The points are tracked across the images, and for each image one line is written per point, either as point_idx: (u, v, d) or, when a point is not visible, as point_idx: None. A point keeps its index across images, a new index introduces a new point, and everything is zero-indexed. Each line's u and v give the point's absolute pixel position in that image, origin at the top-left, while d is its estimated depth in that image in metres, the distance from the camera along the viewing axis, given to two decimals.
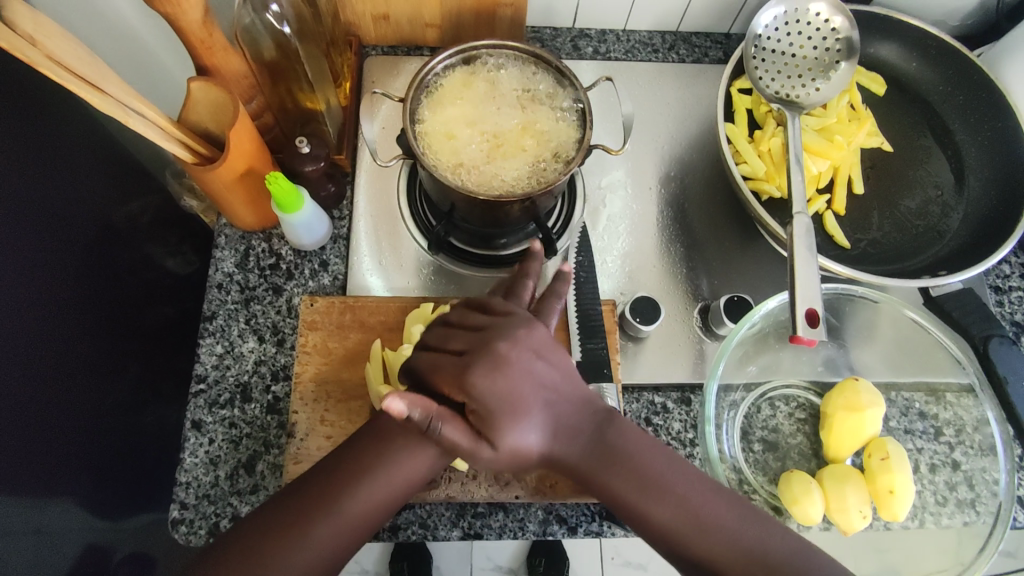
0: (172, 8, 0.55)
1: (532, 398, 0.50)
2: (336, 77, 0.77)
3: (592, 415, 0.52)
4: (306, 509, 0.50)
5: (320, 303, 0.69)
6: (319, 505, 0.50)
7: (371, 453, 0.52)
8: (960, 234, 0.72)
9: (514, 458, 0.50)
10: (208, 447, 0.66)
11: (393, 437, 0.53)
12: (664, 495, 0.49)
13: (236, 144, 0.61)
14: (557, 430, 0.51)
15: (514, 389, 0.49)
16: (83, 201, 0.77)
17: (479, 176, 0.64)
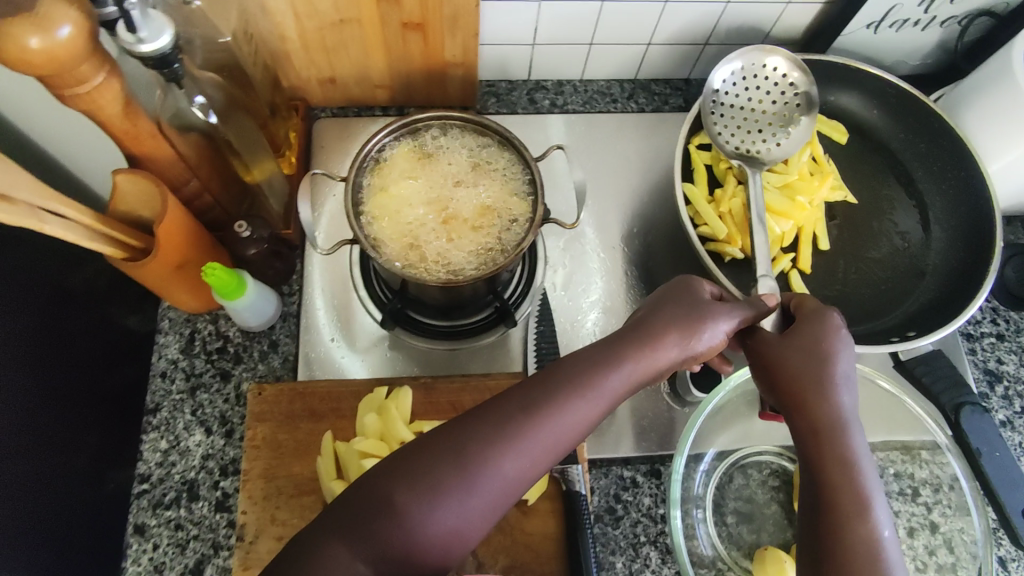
0: (86, 105, 0.51)
1: (823, 375, 0.47)
2: (279, 148, 0.74)
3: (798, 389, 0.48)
4: (530, 411, 0.43)
5: (268, 392, 0.65)
6: (538, 407, 0.43)
7: (580, 365, 0.46)
8: (928, 289, 0.70)
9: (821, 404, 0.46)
10: (153, 553, 0.63)
11: (601, 352, 0.47)
12: (854, 517, 0.42)
13: (166, 237, 0.57)
14: (825, 417, 0.46)
15: (815, 353, 0.49)
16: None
17: (427, 257, 0.61)
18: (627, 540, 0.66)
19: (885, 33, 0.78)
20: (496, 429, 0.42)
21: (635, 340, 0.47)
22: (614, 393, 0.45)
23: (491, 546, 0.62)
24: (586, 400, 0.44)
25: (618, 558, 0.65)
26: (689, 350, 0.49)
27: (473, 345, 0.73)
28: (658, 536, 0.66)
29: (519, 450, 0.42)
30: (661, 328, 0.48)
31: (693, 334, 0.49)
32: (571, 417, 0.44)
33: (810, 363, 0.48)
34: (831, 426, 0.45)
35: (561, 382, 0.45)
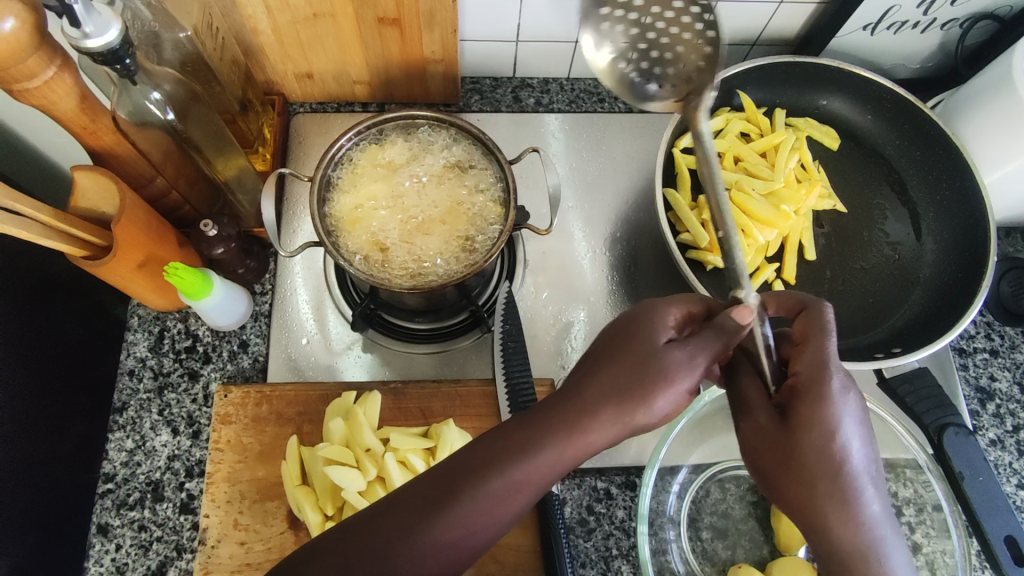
0: (38, 100, 0.50)
1: (839, 492, 0.39)
2: (252, 144, 0.72)
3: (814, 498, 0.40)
4: (435, 495, 0.39)
5: (234, 394, 0.64)
6: (453, 490, 0.39)
7: (519, 438, 0.40)
8: (918, 303, 0.68)
9: (845, 524, 0.39)
10: (115, 554, 0.62)
11: (542, 422, 0.40)
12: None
13: (126, 236, 0.56)
14: (847, 542, 0.39)
15: (828, 446, 0.40)
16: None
17: (393, 262, 0.60)
18: (598, 553, 0.64)
19: (883, 35, 0.75)
20: (405, 517, 0.39)
21: (572, 408, 0.41)
22: (558, 464, 0.40)
23: None
24: (517, 476, 0.39)
25: (589, 571, 0.64)
26: (655, 414, 0.41)
27: (450, 348, 0.71)
28: (630, 549, 0.65)
29: (438, 532, 0.38)
30: (606, 389, 0.41)
31: (638, 402, 0.40)
32: (500, 491, 0.39)
33: (825, 477, 0.39)
34: (865, 558, 0.38)
35: (467, 464, 0.40)
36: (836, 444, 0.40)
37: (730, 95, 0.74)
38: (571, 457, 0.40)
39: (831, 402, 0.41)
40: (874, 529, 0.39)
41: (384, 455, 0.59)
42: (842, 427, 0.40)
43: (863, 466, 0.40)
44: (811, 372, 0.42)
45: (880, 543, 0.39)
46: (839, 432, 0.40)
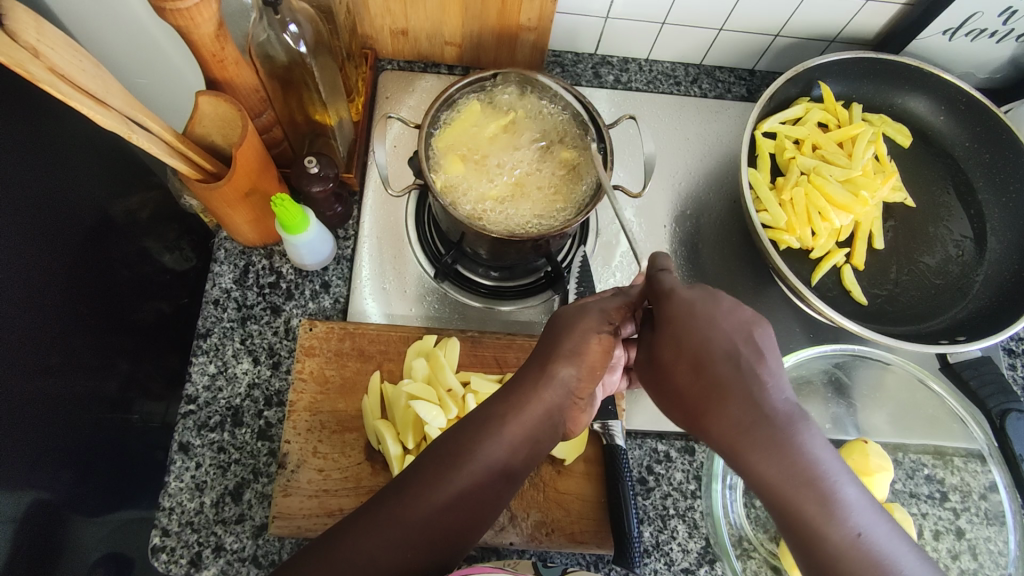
0: (182, 23, 0.51)
1: (724, 378, 0.42)
2: (349, 92, 0.75)
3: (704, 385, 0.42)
4: (448, 453, 0.46)
5: (319, 328, 0.67)
6: (458, 448, 0.46)
7: (488, 409, 0.48)
8: (980, 298, 0.70)
9: (729, 399, 0.41)
10: (195, 472, 0.64)
11: (502, 398, 0.48)
12: (826, 536, 0.37)
13: (242, 162, 0.58)
14: (749, 407, 0.40)
15: (703, 330, 0.44)
16: (78, 188, 0.72)
17: (493, 212, 0.65)
18: (656, 511, 0.66)
19: (960, 41, 0.78)
20: (425, 478, 0.45)
21: (531, 371, 0.49)
22: (537, 410, 0.47)
23: (524, 500, 0.63)
24: (506, 426, 0.47)
25: (646, 527, 0.66)
26: (595, 363, 0.49)
27: (517, 306, 0.74)
28: (687, 511, 0.67)
29: (461, 476, 0.45)
30: (554, 346, 0.49)
31: (553, 362, 0.48)
32: (498, 441, 0.46)
33: (703, 371, 0.43)
34: (751, 436, 0.39)
35: (462, 428, 0.47)
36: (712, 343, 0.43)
37: (811, 85, 0.76)
38: (546, 402, 0.48)
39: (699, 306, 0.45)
40: (769, 404, 0.40)
41: (466, 396, 0.63)
42: (715, 317, 0.45)
43: (746, 351, 0.43)
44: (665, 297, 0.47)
45: (780, 421, 0.39)
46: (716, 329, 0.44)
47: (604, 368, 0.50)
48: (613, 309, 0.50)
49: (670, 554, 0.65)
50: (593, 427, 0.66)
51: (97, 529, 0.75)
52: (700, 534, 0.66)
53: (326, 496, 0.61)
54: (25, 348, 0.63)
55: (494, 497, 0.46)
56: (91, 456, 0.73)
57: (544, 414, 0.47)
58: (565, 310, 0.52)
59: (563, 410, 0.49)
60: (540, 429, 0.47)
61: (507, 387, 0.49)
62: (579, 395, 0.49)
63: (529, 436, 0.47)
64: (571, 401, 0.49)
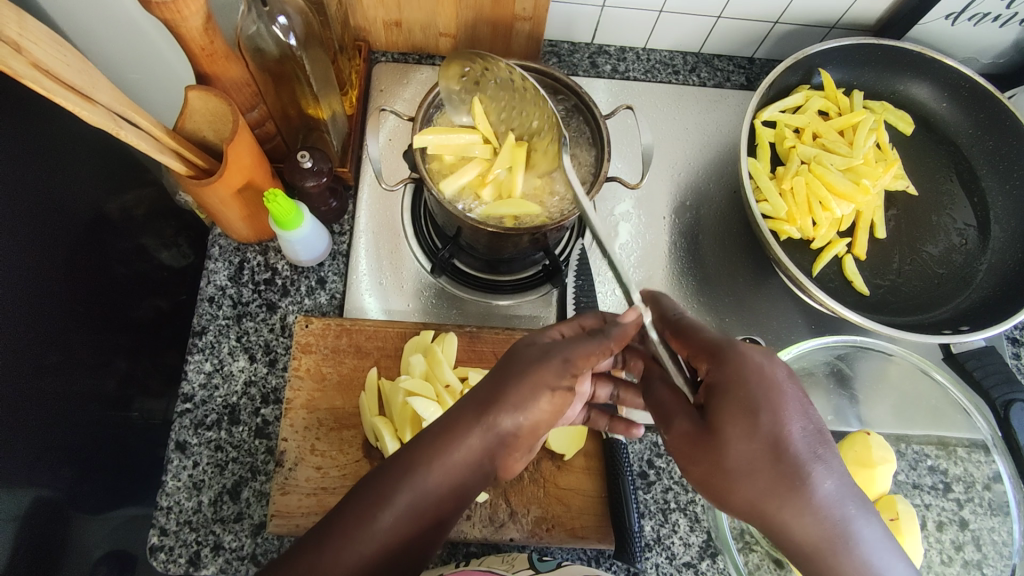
0: (169, 15, 0.50)
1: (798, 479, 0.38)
2: (342, 85, 0.74)
3: (771, 485, 0.39)
4: (361, 503, 0.41)
5: (315, 325, 0.66)
6: (379, 494, 0.41)
7: (412, 452, 0.42)
8: (983, 287, 0.69)
9: (797, 506, 0.38)
10: (192, 470, 0.63)
11: (428, 441, 0.43)
12: None
13: (233, 158, 0.58)
14: (816, 518, 0.38)
15: (757, 411, 0.40)
16: (73, 185, 0.71)
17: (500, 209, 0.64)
18: (657, 505, 0.66)
19: (963, 25, 0.77)
20: (341, 526, 0.40)
21: (467, 410, 0.43)
22: (463, 457, 0.42)
23: (524, 496, 0.63)
24: (428, 477, 0.41)
25: (647, 521, 0.65)
26: (546, 417, 0.44)
27: (514, 300, 0.73)
28: (688, 504, 0.66)
29: (373, 531, 0.40)
30: (500, 389, 0.43)
31: (494, 408, 0.42)
32: (416, 492, 0.41)
33: (762, 466, 0.39)
34: (820, 549, 0.38)
35: (383, 470, 0.42)
36: (776, 447, 0.39)
37: (812, 73, 0.75)
38: (475, 449, 0.42)
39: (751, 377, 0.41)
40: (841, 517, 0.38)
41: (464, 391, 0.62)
42: (780, 396, 0.40)
43: (805, 444, 0.39)
44: (715, 361, 0.43)
45: (849, 529, 0.38)
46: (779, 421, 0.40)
47: (548, 426, 0.44)
48: (580, 356, 0.44)
49: (672, 548, 0.65)
50: None
51: (100, 526, 0.75)
52: (701, 528, 0.65)
53: (323, 494, 0.60)
54: (24, 345, 0.63)
55: (416, 551, 0.41)
56: (92, 453, 0.73)
57: (470, 463, 0.42)
58: (518, 349, 0.46)
59: (496, 458, 0.43)
60: (465, 479, 0.42)
61: (440, 425, 0.43)
62: (514, 447, 0.44)
63: (454, 487, 0.42)
64: (506, 452, 0.44)
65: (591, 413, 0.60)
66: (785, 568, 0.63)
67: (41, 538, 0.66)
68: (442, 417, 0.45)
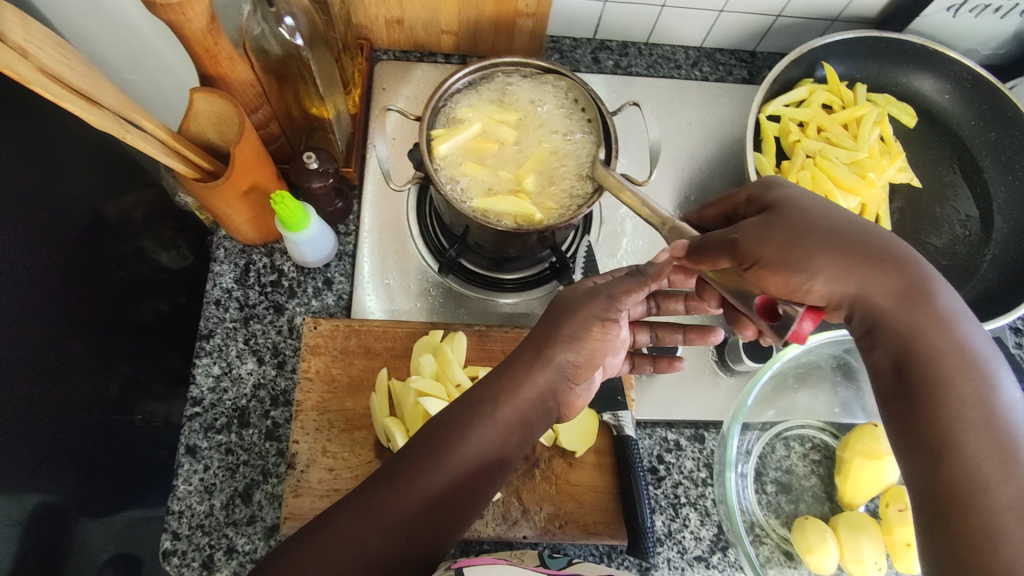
0: (174, 17, 0.50)
1: (868, 250, 0.45)
2: (345, 83, 0.73)
3: (852, 251, 0.45)
4: (436, 437, 0.46)
5: (324, 326, 0.66)
6: (450, 428, 0.46)
7: (481, 393, 0.48)
8: (987, 278, 0.70)
9: (844, 274, 0.45)
10: (203, 474, 0.63)
11: (493, 383, 0.48)
12: (971, 393, 0.40)
13: (241, 158, 0.57)
14: (894, 280, 0.44)
15: (805, 225, 0.46)
16: (70, 188, 0.70)
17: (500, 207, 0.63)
18: (667, 500, 0.66)
19: (964, 17, 0.77)
20: (408, 464, 0.45)
21: (526, 354, 0.49)
22: (530, 392, 0.48)
23: (537, 494, 0.63)
24: (497, 411, 0.46)
25: (658, 516, 0.66)
26: (596, 349, 0.49)
27: (520, 298, 0.73)
28: (698, 499, 0.67)
29: (454, 457, 0.45)
30: (553, 332, 0.49)
31: (548, 346, 0.49)
32: (489, 425, 0.46)
33: (848, 245, 0.45)
34: (908, 310, 0.43)
35: (458, 407, 0.47)
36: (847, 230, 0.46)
37: (815, 66, 0.75)
38: (540, 384, 0.48)
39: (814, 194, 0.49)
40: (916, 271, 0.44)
41: None
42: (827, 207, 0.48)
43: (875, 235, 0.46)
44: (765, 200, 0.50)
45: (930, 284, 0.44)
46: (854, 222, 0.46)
47: (603, 355, 0.50)
48: (622, 294, 0.51)
49: (683, 542, 0.65)
50: (603, 417, 0.66)
51: (104, 531, 0.75)
52: (712, 522, 0.66)
53: (336, 496, 0.60)
54: (23, 351, 0.62)
55: (488, 482, 0.46)
56: (96, 457, 0.73)
57: (535, 398, 0.48)
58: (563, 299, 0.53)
59: (559, 393, 0.49)
60: (532, 412, 0.48)
61: (500, 367, 0.50)
62: (576, 381, 0.50)
63: (522, 419, 0.47)
64: (568, 385, 0.49)
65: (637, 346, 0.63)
66: (795, 560, 0.63)
67: (47, 544, 0.66)
68: (502, 363, 0.51)
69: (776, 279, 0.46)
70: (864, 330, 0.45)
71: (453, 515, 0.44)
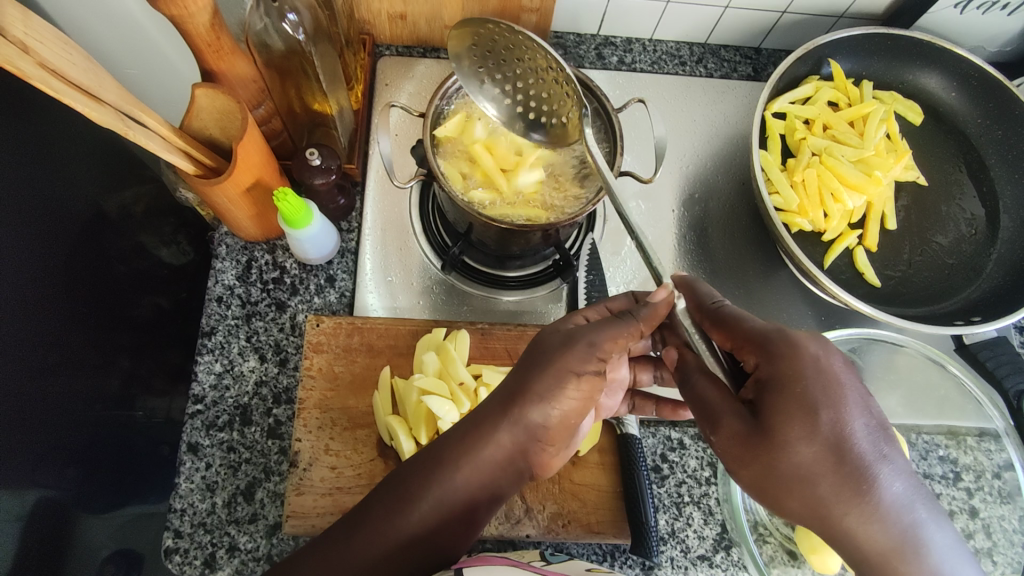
0: (177, 11, 0.49)
1: (857, 489, 0.38)
2: (348, 79, 0.73)
3: (821, 484, 0.38)
4: (393, 497, 0.44)
5: (326, 324, 0.66)
6: (405, 493, 0.44)
7: (440, 456, 0.45)
8: (993, 277, 0.70)
9: (816, 506, 0.39)
10: (205, 472, 0.63)
11: (455, 442, 0.46)
12: None
13: (242, 156, 0.57)
14: (868, 531, 0.38)
15: (788, 432, 0.40)
16: (71, 183, 0.70)
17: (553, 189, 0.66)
18: (671, 498, 0.66)
19: (971, 13, 0.76)
20: (362, 529, 0.43)
21: (494, 409, 0.46)
22: (492, 456, 0.45)
23: (540, 492, 0.63)
24: (457, 474, 0.45)
25: (662, 515, 0.65)
26: (573, 408, 0.47)
27: (522, 296, 0.72)
28: (701, 498, 0.67)
29: (407, 522, 0.43)
30: (524, 385, 0.46)
31: (519, 406, 0.46)
32: (445, 490, 0.44)
33: (824, 474, 0.38)
34: (888, 561, 0.38)
35: (414, 469, 0.45)
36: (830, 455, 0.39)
37: (821, 63, 0.75)
38: (504, 447, 0.46)
39: (817, 384, 0.40)
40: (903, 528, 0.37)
41: (478, 389, 0.62)
42: (820, 406, 0.40)
43: (867, 443, 0.39)
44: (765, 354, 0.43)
45: (921, 540, 0.37)
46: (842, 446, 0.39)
47: (579, 415, 0.48)
48: (607, 340, 0.48)
49: (686, 541, 0.65)
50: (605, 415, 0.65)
51: (103, 527, 0.74)
52: (716, 521, 0.66)
53: (339, 494, 0.60)
54: (23, 347, 0.62)
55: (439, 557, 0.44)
56: (95, 454, 0.72)
57: (497, 464, 0.45)
58: (554, 336, 0.49)
59: (528, 453, 0.47)
60: (489, 482, 0.46)
61: (468, 425, 0.47)
62: (548, 442, 0.47)
63: (483, 483, 0.45)
64: (539, 446, 0.47)
65: (636, 401, 0.66)
66: (799, 560, 0.63)
67: (48, 540, 0.66)
68: (469, 415, 0.48)
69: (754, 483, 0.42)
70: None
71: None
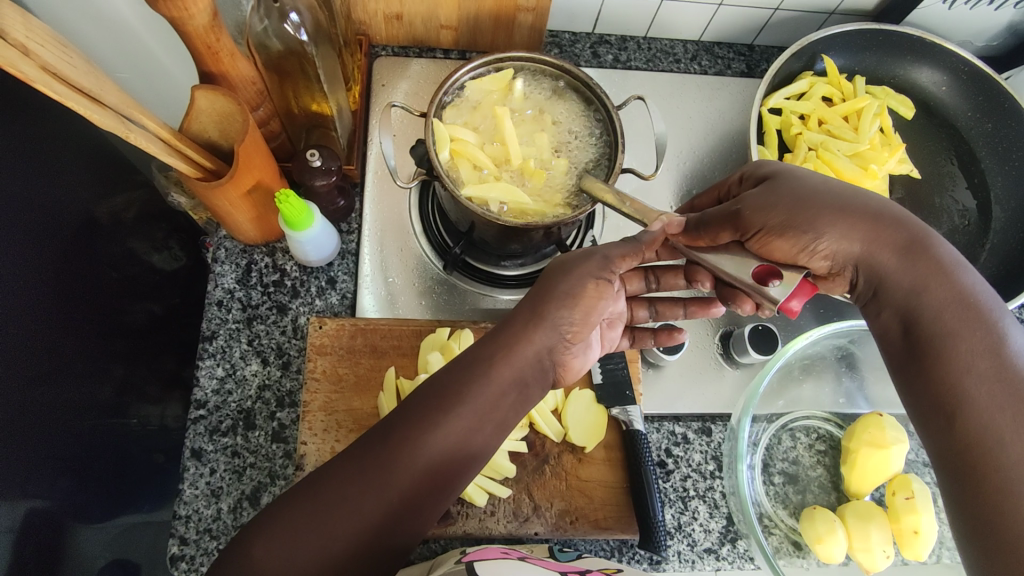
0: (177, 13, 0.49)
1: (879, 217, 0.47)
2: (347, 79, 0.72)
3: (808, 213, 0.48)
4: (436, 398, 0.45)
5: (329, 326, 0.65)
6: (447, 394, 0.45)
7: (475, 355, 0.48)
8: (987, 268, 0.71)
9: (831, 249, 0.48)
10: (209, 478, 0.62)
11: (488, 345, 0.48)
12: (982, 352, 0.43)
13: (244, 157, 0.56)
14: (901, 244, 0.47)
15: (793, 199, 0.49)
16: (60, 189, 0.69)
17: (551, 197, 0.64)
18: (676, 493, 0.67)
19: (960, 9, 0.77)
20: (390, 442, 0.43)
21: (522, 315, 0.49)
22: (527, 352, 0.48)
23: (547, 490, 0.63)
24: (493, 371, 0.46)
25: (668, 509, 0.66)
26: (594, 307, 0.50)
27: (522, 294, 0.73)
28: (707, 491, 0.67)
29: (450, 420, 0.44)
30: (552, 290, 0.50)
31: (547, 308, 0.49)
32: (484, 386, 0.46)
33: (837, 213, 0.48)
34: (914, 270, 0.46)
35: (455, 369, 0.47)
36: (820, 199, 0.48)
37: (815, 59, 0.76)
38: (537, 344, 0.48)
39: (802, 175, 0.51)
40: (925, 238, 0.47)
41: None
42: (804, 175, 0.51)
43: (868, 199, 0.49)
44: (763, 169, 0.54)
45: (938, 250, 0.46)
46: (930, 237, 0.47)
47: (598, 313, 0.51)
48: (617, 257, 0.51)
49: (693, 535, 0.65)
50: (610, 411, 0.66)
51: (99, 539, 0.73)
52: (721, 514, 0.66)
53: None
54: (16, 357, 0.61)
55: (479, 448, 0.46)
56: (89, 464, 0.71)
57: (529, 360, 0.48)
58: (573, 258, 0.52)
59: (555, 352, 0.50)
60: (523, 377, 0.48)
61: (493, 328, 0.50)
62: (572, 340, 0.50)
63: (517, 379, 0.47)
64: (564, 343, 0.50)
65: (636, 334, 0.64)
66: (804, 550, 0.64)
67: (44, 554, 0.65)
68: (500, 323, 0.51)
69: (783, 242, 0.48)
70: (872, 295, 0.48)
71: (447, 480, 0.45)
